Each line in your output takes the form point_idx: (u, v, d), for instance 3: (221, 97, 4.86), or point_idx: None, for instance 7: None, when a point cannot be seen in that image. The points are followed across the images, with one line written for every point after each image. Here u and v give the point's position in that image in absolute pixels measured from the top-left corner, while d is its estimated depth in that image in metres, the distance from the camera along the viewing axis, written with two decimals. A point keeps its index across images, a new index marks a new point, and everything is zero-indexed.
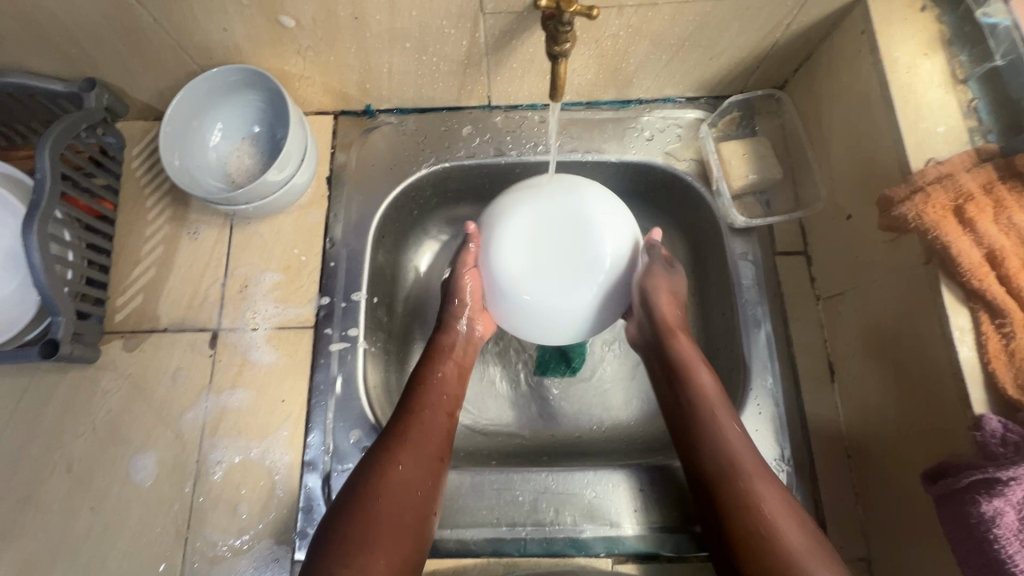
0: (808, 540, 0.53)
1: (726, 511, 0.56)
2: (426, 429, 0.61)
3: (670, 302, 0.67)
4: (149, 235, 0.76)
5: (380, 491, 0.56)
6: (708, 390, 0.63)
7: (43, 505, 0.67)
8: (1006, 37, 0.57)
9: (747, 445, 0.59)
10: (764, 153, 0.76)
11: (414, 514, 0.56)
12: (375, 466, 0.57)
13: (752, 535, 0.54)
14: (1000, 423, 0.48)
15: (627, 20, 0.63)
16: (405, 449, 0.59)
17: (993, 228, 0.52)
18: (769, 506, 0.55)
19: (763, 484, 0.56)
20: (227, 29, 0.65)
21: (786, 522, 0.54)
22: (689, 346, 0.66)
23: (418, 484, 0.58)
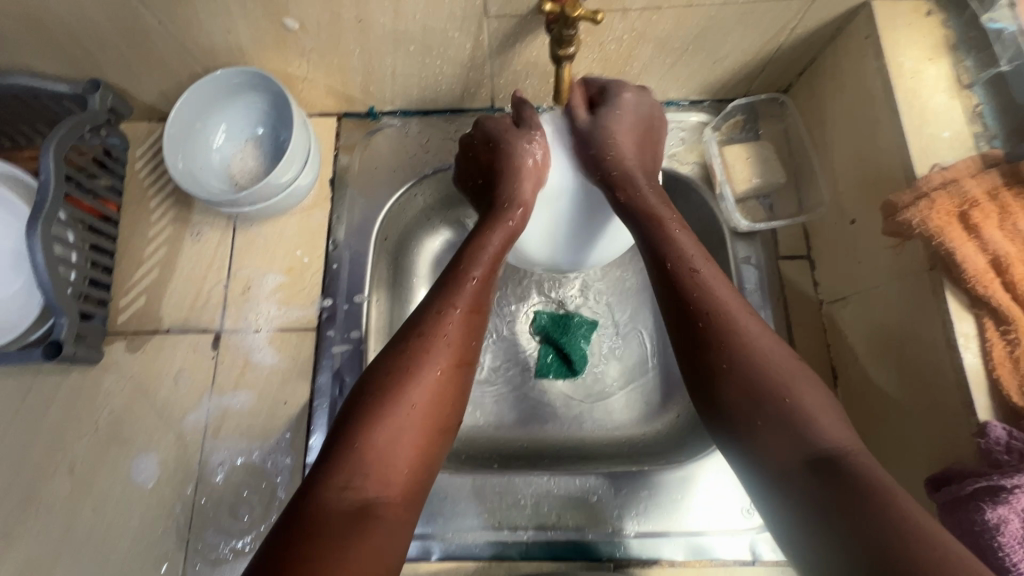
0: (794, 379, 0.47)
1: (704, 353, 0.50)
2: (461, 327, 0.55)
3: (621, 143, 0.63)
4: (152, 236, 0.76)
5: (411, 398, 0.49)
6: (676, 232, 0.56)
7: (45, 505, 0.67)
8: (1012, 42, 0.56)
9: (717, 277, 0.54)
10: (769, 156, 0.76)
11: (440, 428, 0.51)
12: (406, 368, 0.51)
13: (732, 376, 0.48)
14: (1005, 431, 0.47)
15: (631, 23, 0.63)
16: (439, 350, 0.53)
17: (997, 234, 0.52)
18: (761, 356, 0.49)
19: (746, 327, 0.50)
20: (232, 31, 0.65)
21: (767, 362, 0.48)
22: (648, 191, 0.60)
23: (450, 399, 0.52)
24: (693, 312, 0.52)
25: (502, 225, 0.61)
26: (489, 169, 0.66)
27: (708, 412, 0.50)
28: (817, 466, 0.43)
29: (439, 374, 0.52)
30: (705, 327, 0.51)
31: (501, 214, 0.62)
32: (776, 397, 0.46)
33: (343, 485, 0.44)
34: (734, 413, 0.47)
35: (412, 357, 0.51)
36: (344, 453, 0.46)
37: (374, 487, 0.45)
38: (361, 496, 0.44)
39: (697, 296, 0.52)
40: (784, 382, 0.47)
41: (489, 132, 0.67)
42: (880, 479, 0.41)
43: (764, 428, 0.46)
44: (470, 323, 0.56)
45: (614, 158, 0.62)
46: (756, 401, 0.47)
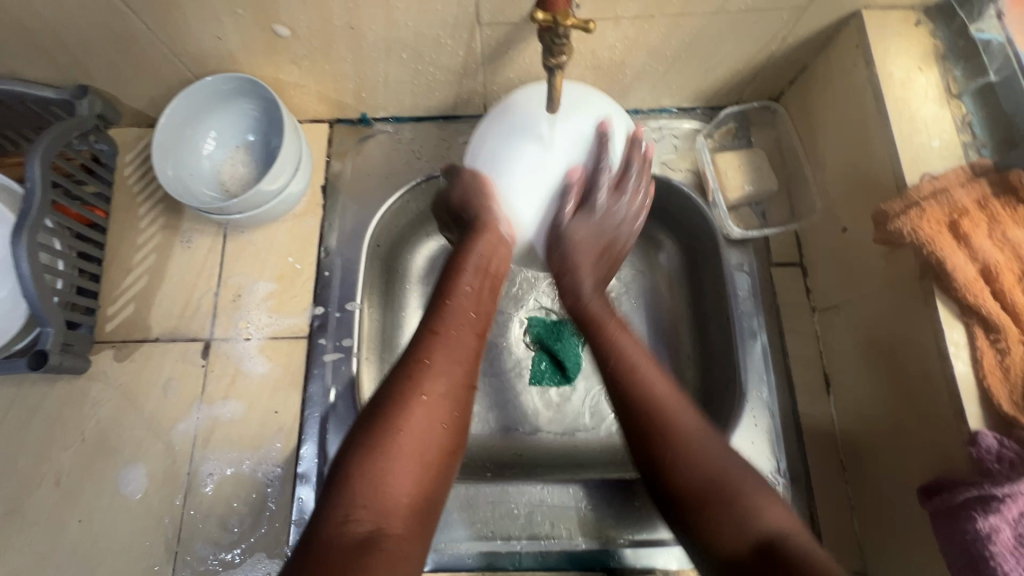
0: (737, 472, 0.50)
1: (652, 446, 0.53)
2: (445, 351, 0.56)
3: (577, 264, 0.63)
4: (141, 243, 0.75)
5: (401, 424, 0.50)
6: (618, 337, 0.59)
7: (30, 518, 0.66)
8: (999, 52, 0.58)
9: (662, 378, 0.56)
10: (761, 164, 0.76)
11: (437, 450, 0.51)
12: (391, 397, 0.52)
13: (677, 478, 0.51)
14: (995, 439, 0.48)
15: (624, 31, 0.63)
16: (435, 377, 0.54)
17: (987, 242, 0.52)
18: (692, 460, 0.51)
19: (690, 422, 0.53)
20: (222, 38, 0.64)
21: (709, 456, 0.51)
22: (591, 292, 0.64)
23: (442, 419, 0.52)
24: (637, 413, 0.54)
25: (467, 263, 0.61)
26: (461, 226, 0.65)
27: (660, 506, 0.53)
28: (762, 552, 0.46)
29: (424, 397, 0.52)
30: (646, 427, 0.53)
31: (465, 251, 0.61)
32: (719, 494, 0.49)
33: (343, 518, 0.45)
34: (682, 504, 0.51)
35: (396, 384, 0.52)
36: (340, 488, 0.47)
37: (373, 518, 0.45)
38: (361, 528, 0.45)
39: (639, 403, 0.55)
40: (725, 469, 0.50)
41: (454, 197, 0.64)
42: (816, 561, 0.45)
43: (715, 522, 0.49)
44: (455, 344, 0.57)
45: (568, 287, 0.64)
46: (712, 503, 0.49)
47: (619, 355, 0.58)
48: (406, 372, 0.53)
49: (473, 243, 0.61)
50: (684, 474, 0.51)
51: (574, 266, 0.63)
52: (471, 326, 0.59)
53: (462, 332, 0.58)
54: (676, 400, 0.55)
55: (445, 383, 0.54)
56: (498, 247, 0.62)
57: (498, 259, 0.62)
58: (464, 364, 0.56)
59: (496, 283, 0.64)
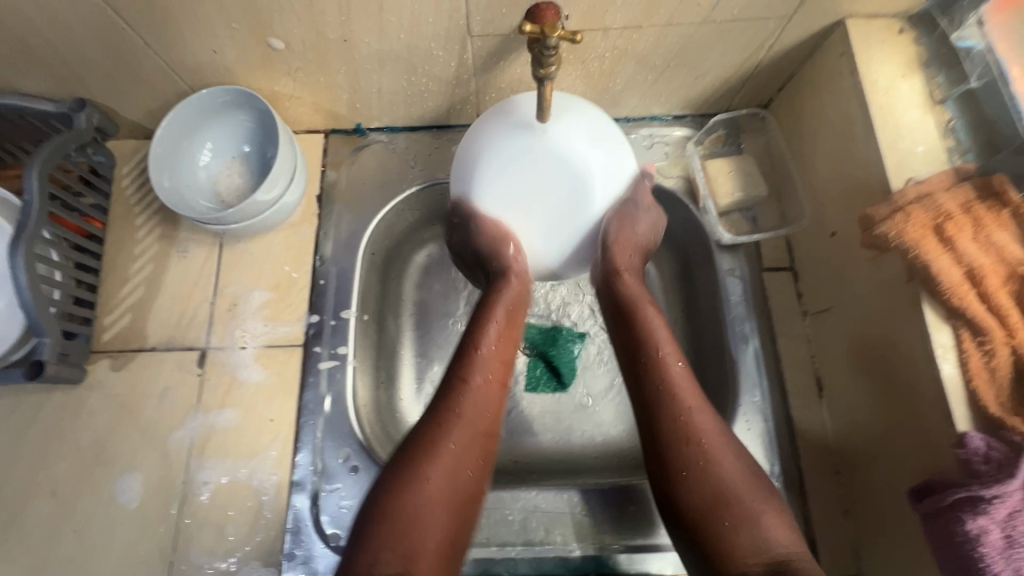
0: (744, 486, 0.52)
1: (671, 455, 0.54)
2: (473, 402, 0.57)
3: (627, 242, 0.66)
4: (138, 253, 0.76)
5: (429, 473, 0.51)
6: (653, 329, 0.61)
7: (26, 528, 0.66)
8: (980, 60, 0.58)
9: (688, 378, 0.58)
10: (751, 170, 0.77)
11: (462, 497, 0.52)
12: (424, 444, 0.53)
13: (694, 480, 0.53)
14: (982, 441, 0.48)
15: (612, 41, 0.64)
16: (461, 425, 0.55)
17: (971, 245, 0.53)
18: (716, 459, 0.54)
19: (707, 428, 0.55)
20: (217, 51, 0.65)
21: (724, 466, 0.53)
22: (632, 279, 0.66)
23: (468, 468, 0.54)
24: (658, 420, 0.56)
25: (500, 306, 0.63)
26: (484, 267, 0.67)
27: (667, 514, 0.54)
28: None
29: (452, 446, 0.53)
30: (667, 424, 0.55)
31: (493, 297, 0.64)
32: (733, 504, 0.51)
33: (374, 560, 0.47)
34: (690, 507, 0.52)
35: (428, 432, 0.54)
36: (371, 530, 0.49)
37: (401, 560, 0.47)
38: (390, 567, 0.47)
39: (672, 408, 0.56)
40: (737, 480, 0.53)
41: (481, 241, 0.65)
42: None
43: (730, 532, 0.50)
44: (484, 394, 0.58)
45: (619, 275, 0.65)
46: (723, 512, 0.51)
47: (650, 351, 0.60)
48: (438, 422, 0.55)
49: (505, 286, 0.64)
50: (695, 479, 0.53)
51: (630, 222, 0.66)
52: (498, 376, 0.60)
53: (491, 384, 0.59)
54: (699, 405, 0.56)
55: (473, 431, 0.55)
56: (523, 296, 0.65)
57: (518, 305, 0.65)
58: (491, 415, 0.57)
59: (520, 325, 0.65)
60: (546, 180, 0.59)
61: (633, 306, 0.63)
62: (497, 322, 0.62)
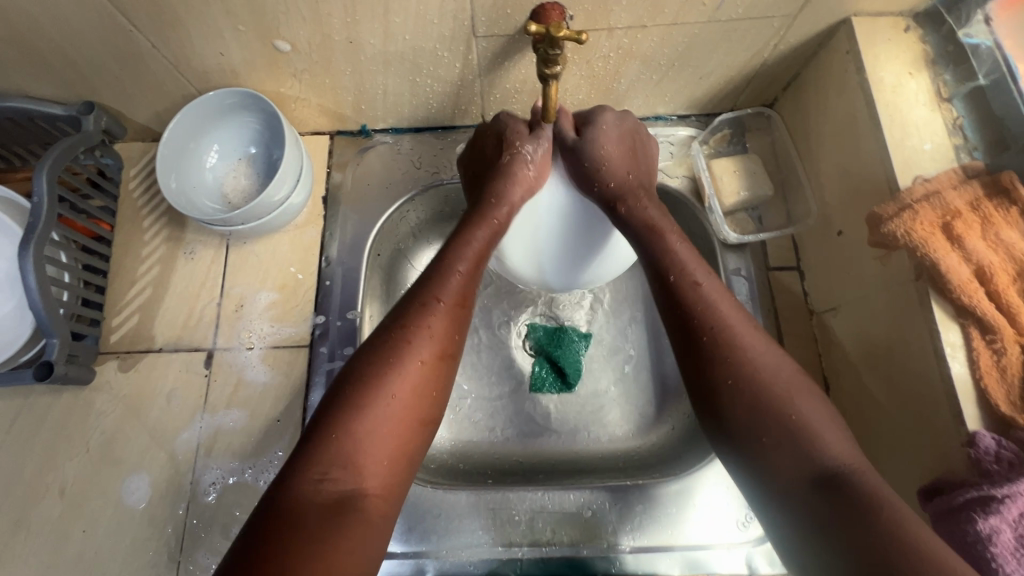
0: (790, 395, 0.50)
1: (711, 365, 0.52)
2: (442, 322, 0.54)
3: (608, 154, 0.62)
4: (145, 255, 0.77)
5: (390, 391, 0.50)
6: (677, 250, 0.57)
7: (35, 528, 0.66)
8: (988, 56, 0.58)
9: (720, 291, 0.55)
10: (755, 169, 0.76)
11: (420, 417, 0.51)
12: (386, 361, 0.51)
13: (738, 390, 0.51)
14: (993, 440, 0.48)
15: (617, 41, 0.64)
16: (425, 344, 0.53)
17: (980, 243, 0.53)
18: (757, 371, 0.51)
19: (748, 342, 0.52)
20: (224, 54, 0.66)
21: (769, 377, 0.51)
22: (647, 203, 0.61)
23: (431, 390, 0.52)
24: (697, 330, 0.53)
25: (492, 220, 0.61)
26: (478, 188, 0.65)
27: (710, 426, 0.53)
28: (821, 479, 0.46)
29: (419, 366, 0.52)
30: (707, 335, 0.53)
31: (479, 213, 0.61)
32: (781, 411, 0.49)
33: (320, 476, 0.46)
34: (734, 416, 0.50)
35: (394, 350, 0.52)
36: (321, 445, 0.47)
37: (352, 478, 0.46)
38: (338, 487, 0.46)
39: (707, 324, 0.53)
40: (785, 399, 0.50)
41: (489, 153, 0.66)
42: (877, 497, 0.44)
43: (774, 439, 0.49)
44: (450, 315, 0.55)
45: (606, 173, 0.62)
46: (765, 420, 0.49)
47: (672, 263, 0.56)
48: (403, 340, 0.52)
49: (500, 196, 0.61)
50: (744, 388, 0.51)
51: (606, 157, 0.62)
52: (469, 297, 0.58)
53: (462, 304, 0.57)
54: (737, 319, 0.54)
55: (438, 351, 0.53)
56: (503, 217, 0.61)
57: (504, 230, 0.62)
58: (457, 336, 0.55)
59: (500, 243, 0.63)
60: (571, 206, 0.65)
61: (646, 223, 0.59)
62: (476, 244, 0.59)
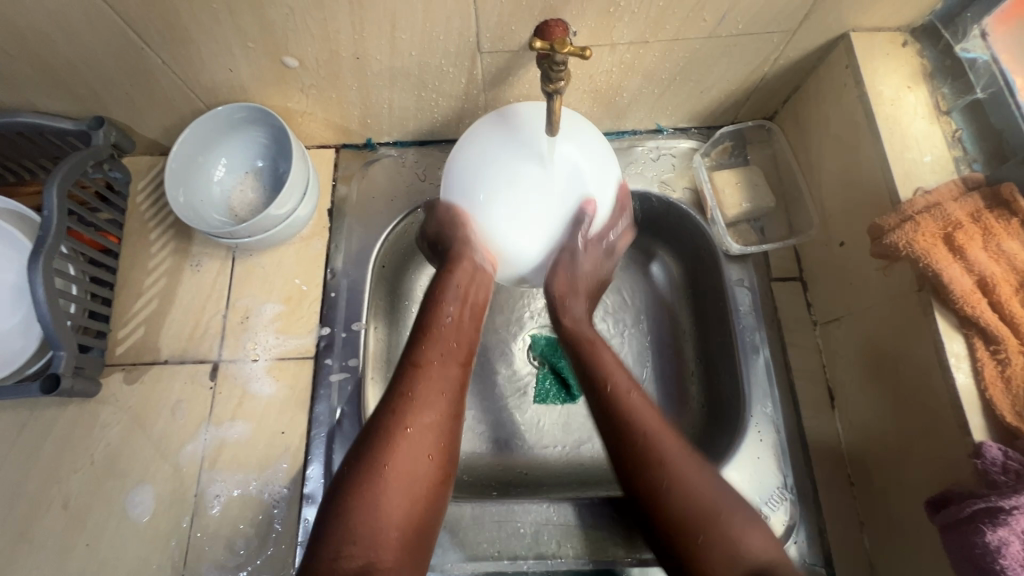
0: (722, 509, 0.52)
1: (645, 477, 0.54)
2: (429, 382, 0.58)
3: (575, 294, 0.67)
4: (152, 267, 0.77)
5: (385, 459, 0.52)
6: (614, 376, 0.61)
7: (38, 542, 0.66)
8: (985, 71, 0.59)
9: (649, 408, 0.59)
10: (757, 181, 0.77)
11: (427, 481, 0.53)
12: (378, 431, 0.54)
13: (672, 506, 0.53)
14: (1000, 450, 0.48)
15: (619, 56, 0.66)
16: (416, 409, 0.56)
17: (982, 254, 0.53)
18: (687, 484, 0.53)
19: (678, 457, 0.55)
20: (233, 70, 0.67)
21: (700, 493, 0.53)
22: (586, 326, 0.67)
23: (427, 451, 0.54)
24: (627, 450, 0.56)
25: (448, 286, 0.64)
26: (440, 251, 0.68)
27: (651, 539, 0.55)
28: None
29: (409, 430, 0.54)
30: (639, 452, 0.55)
31: (445, 277, 0.65)
32: (715, 520, 0.51)
33: (336, 554, 0.47)
34: (667, 531, 0.52)
35: (382, 420, 0.55)
36: (330, 527, 0.49)
37: (364, 553, 0.48)
38: (355, 562, 0.47)
39: (633, 444, 0.56)
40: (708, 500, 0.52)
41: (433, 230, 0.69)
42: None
43: (702, 547, 0.50)
44: (436, 374, 0.59)
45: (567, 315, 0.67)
46: (701, 532, 0.51)
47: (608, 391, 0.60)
48: (392, 407, 0.56)
49: (451, 274, 0.64)
50: (674, 502, 0.53)
51: (573, 285, 0.67)
52: (454, 356, 0.61)
53: (445, 365, 0.60)
54: (670, 439, 0.56)
55: (430, 412, 0.56)
56: (474, 275, 0.65)
57: (477, 285, 0.66)
58: (449, 393, 0.58)
59: (480, 307, 0.66)
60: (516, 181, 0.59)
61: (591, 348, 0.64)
62: (446, 309, 0.63)
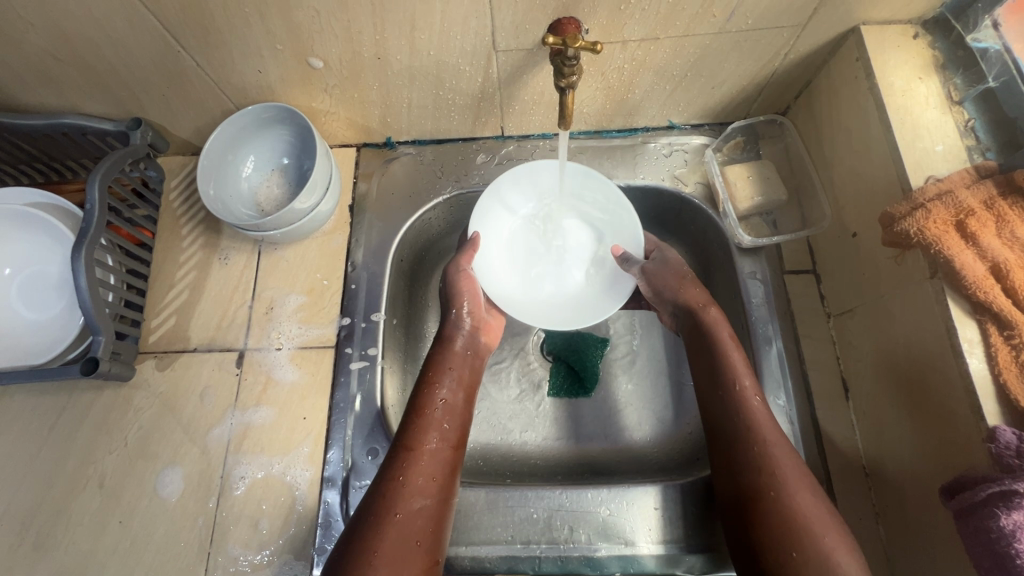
0: (818, 519, 0.52)
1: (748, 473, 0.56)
2: (420, 466, 0.59)
3: (705, 306, 0.67)
4: (183, 260, 0.81)
5: (376, 545, 0.53)
6: (733, 360, 0.62)
7: (75, 519, 0.69)
8: (998, 59, 0.60)
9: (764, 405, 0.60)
10: (769, 175, 0.78)
11: (414, 568, 0.54)
12: (371, 518, 0.55)
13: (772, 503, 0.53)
14: (1014, 434, 0.48)
15: (631, 53, 0.67)
16: (406, 492, 0.57)
17: (995, 241, 0.53)
18: (787, 482, 0.54)
19: (781, 456, 0.56)
20: (262, 71, 0.70)
21: (798, 499, 0.53)
22: (721, 323, 0.65)
23: (416, 536, 0.55)
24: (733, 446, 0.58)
25: (445, 365, 0.68)
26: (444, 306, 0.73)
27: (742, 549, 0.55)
28: None
29: (399, 516, 0.55)
30: (742, 442, 0.58)
31: (439, 360, 0.68)
32: (804, 532, 0.51)
33: None
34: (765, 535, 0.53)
35: (372, 504, 0.56)
36: None
37: None
38: None
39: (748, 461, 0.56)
40: (819, 541, 0.50)
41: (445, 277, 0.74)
42: None
43: (796, 561, 0.50)
44: (432, 459, 0.60)
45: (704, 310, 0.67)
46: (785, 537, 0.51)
47: (732, 375, 0.61)
48: (381, 488, 0.58)
49: (445, 357, 0.69)
50: (775, 501, 0.53)
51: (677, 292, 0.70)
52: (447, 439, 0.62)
53: (435, 450, 0.61)
54: (777, 438, 0.57)
55: (419, 498, 0.57)
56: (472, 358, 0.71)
57: (471, 367, 0.70)
58: (438, 479, 0.59)
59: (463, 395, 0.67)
60: (547, 251, 0.78)
61: (720, 343, 0.63)
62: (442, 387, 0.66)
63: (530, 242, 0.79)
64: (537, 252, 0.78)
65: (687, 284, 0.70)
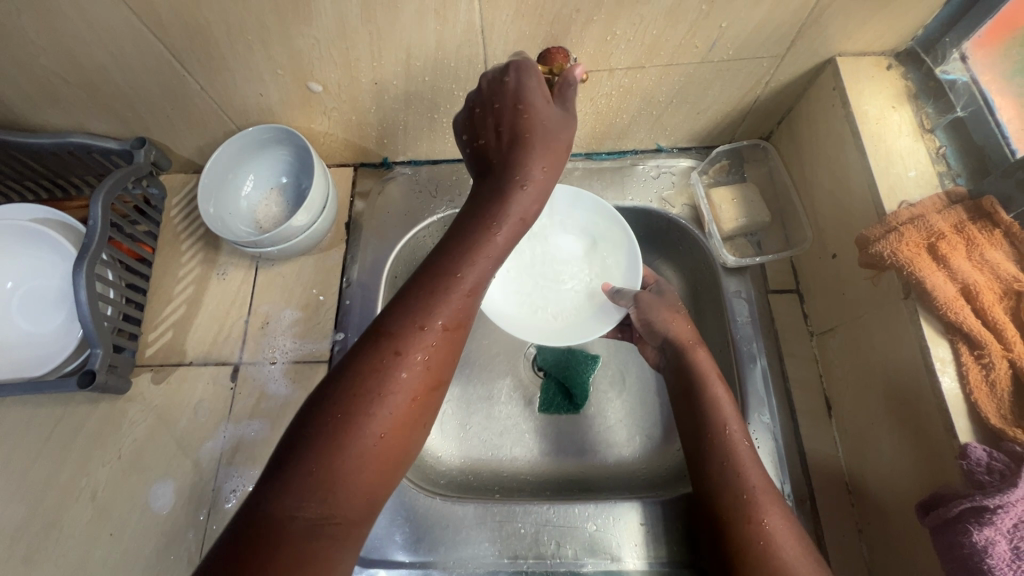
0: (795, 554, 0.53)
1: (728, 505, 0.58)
2: (441, 347, 0.50)
3: (692, 344, 0.68)
4: (182, 276, 0.83)
5: (376, 427, 0.45)
6: (715, 394, 0.64)
7: (66, 532, 0.70)
8: (965, 90, 0.63)
9: (745, 439, 0.62)
10: (753, 197, 0.80)
11: (400, 458, 0.47)
12: (376, 388, 0.46)
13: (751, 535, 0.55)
14: (984, 451, 0.49)
15: (618, 80, 0.70)
16: (419, 372, 0.48)
17: (965, 263, 0.55)
18: (767, 517, 0.56)
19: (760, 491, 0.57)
20: (264, 94, 0.73)
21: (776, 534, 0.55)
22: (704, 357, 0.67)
23: (417, 426, 0.48)
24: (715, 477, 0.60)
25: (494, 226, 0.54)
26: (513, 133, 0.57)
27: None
28: None
29: (413, 400, 0.47)
30: (723, 477, 0.59)
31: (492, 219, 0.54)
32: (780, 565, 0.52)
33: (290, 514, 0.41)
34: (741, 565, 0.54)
35: (380, 369, 0.47)
36: (287, 475, 0.42)
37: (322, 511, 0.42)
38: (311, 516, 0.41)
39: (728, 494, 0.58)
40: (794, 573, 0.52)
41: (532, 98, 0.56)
42: None
43: None
44: (451, 340, 0.51)
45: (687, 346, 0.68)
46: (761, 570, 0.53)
47: (715, 409, 0.63)
48: (394, 354, 0.48)
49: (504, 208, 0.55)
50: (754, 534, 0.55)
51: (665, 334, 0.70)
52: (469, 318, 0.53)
53: (458, 333, 0.51)
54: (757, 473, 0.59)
55: (430, 381, 0.49)
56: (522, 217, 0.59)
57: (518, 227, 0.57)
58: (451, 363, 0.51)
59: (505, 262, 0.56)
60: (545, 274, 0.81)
61: (703, 376, 0.65)
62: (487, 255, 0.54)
63: (525, 264, 0.81)
64: (535, 276, 0.81)
65: (675, 320, 0.71)
